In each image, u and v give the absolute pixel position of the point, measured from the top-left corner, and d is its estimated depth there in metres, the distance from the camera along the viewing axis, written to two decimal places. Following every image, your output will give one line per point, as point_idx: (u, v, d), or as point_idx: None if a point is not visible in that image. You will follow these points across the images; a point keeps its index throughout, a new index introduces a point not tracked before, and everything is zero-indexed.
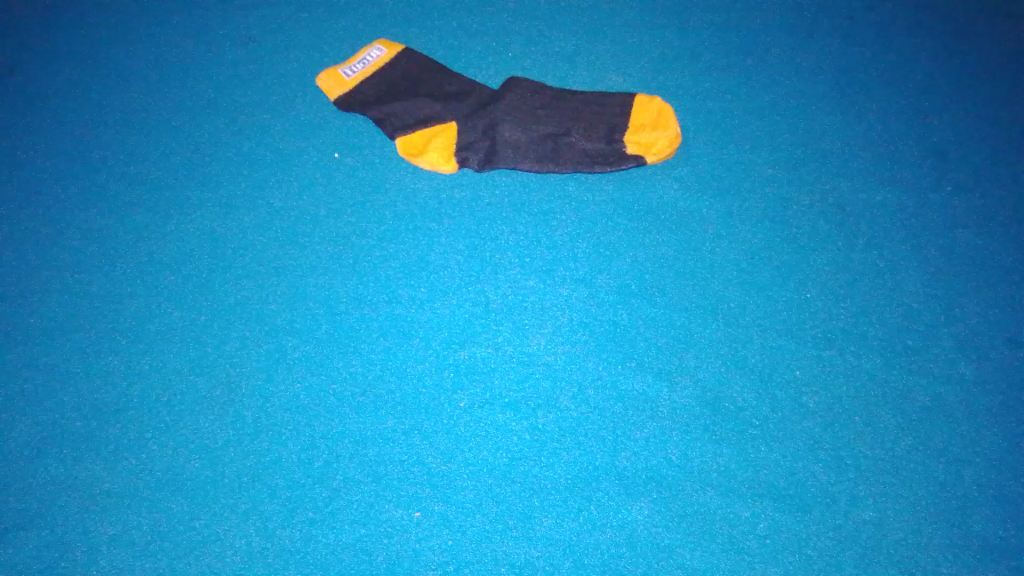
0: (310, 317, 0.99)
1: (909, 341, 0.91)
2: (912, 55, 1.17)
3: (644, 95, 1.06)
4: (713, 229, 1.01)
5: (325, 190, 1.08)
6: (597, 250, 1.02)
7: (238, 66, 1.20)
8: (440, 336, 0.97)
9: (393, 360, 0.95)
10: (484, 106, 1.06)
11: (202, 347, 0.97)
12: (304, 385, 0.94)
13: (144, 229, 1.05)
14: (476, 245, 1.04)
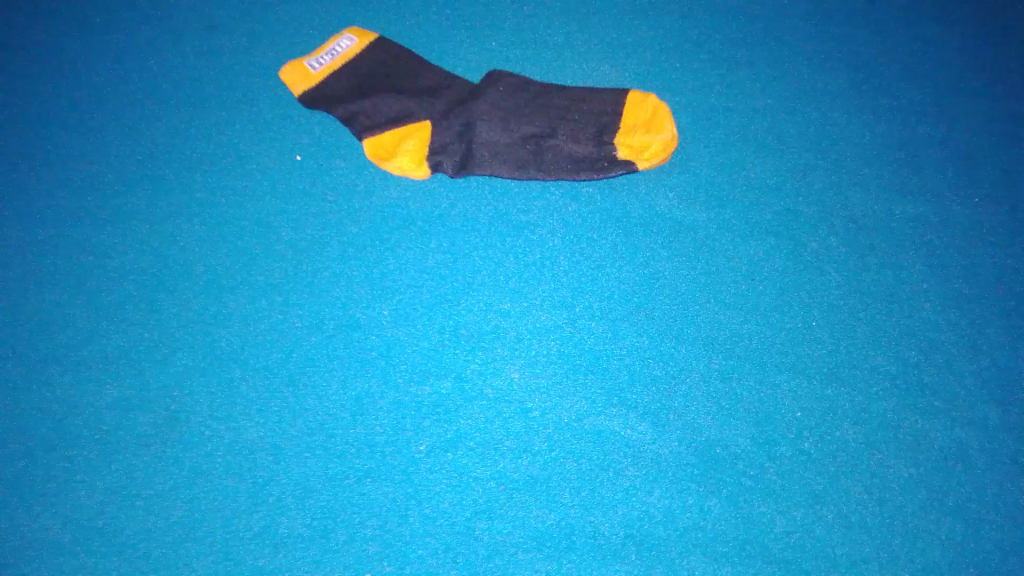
0: (224, 319, 0.82)
1: (920, 378, 0.79)
2: (952, 59, 1.03)
3: (639, 92, 0.91)
4: (714, 244, 0.86)
5: (273, 179, 0.91)
6: (576, 266, 0.84)
7: (182, 36, 1.03)
8: (387, 361, 0.79)
9: (306, 380, 0.78)
10: (462, 108, 0.92)
11: (109, 355, 0.80)
12: (204, 397, 0.78)
13: (67, 206, 0.90)
14: (446, 256, 0.85)
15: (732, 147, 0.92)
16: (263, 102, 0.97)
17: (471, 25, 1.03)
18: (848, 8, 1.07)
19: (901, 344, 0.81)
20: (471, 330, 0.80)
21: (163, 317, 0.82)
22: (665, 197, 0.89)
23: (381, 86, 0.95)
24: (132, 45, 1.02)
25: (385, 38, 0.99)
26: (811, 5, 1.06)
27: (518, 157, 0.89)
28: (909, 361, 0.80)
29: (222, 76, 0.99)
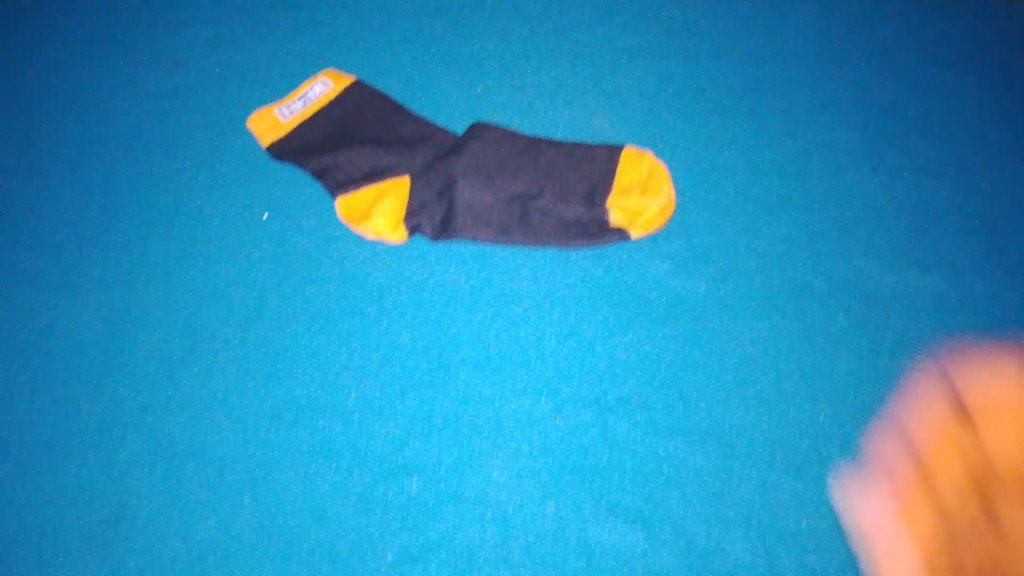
0: (177, 400, 0.75)
1: (936, 479, 0.71)
2: (972, 116, 0.95)
3: (635, 151, 0.85)
4: (712, 322, 0.79)
5: (238, 241, 0.85)
6: (563, 344, 0.78)
7: (151, 81, 0.97)
8: (355, 453, 0.72)
9: (264, 472, 0.71)
10: (442, 164, 0.85)
11: (55, 435, 0.74)
12: (152, 487, 0.71)
13: (14, 271, 0.84)
14: (422, 332, 0.79)
15: (729, 215, 0.86)
16: (230, 154, 0.91)
17: (458, 72, 0.96)
18: (858, 59, 1.00)
19: (919, 435, 0.73)
20: (448, 419, 0.74)
21: (111, 399, 0.76)
22: (659, 267, 0.82)
23: (356, 136, 0.88)
24: (96, 93, 0.96)
25: (363, 84, 0.92)
26: (816, 56, 1.00)
27: (504, 221, 0.83)
28: (923, 458, 0.72)
29: (189, 124, 0.93)
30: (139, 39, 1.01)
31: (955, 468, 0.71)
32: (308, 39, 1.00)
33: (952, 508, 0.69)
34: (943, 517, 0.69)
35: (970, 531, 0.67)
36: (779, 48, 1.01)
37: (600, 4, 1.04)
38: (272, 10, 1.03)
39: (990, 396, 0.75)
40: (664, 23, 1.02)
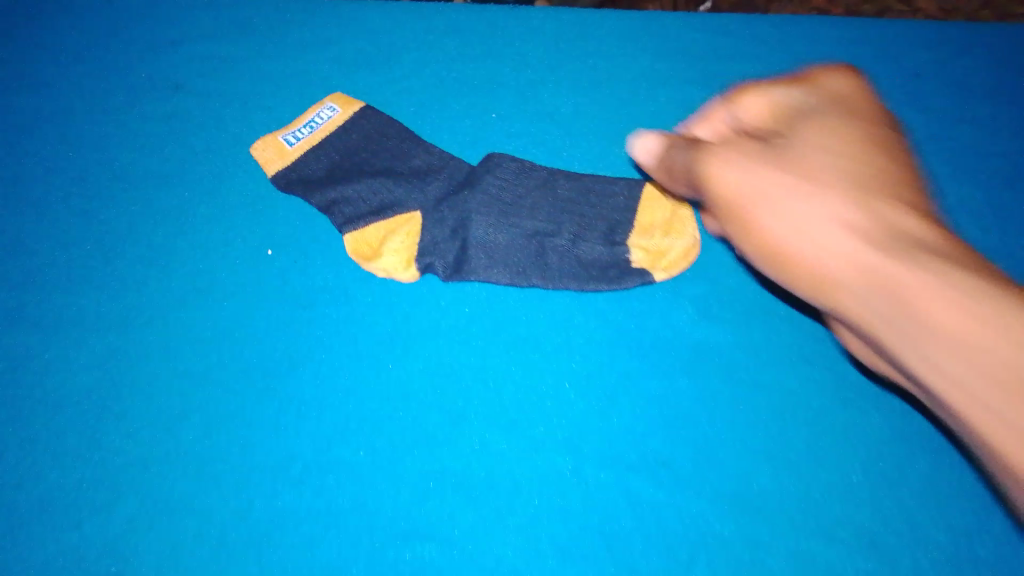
0: (169, 456, 0.70)
1: (988, 550, 0.65)
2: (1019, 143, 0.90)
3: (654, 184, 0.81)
4: (745, 373, 0.73)
5: (238, 278, 0.79)
6: (584, 399, 0.72)
7: (147, 102, 0.91)
8: (359, 519, 0.66)
9: (261, 539, 0.66)
10: (454, 200, 0.81)
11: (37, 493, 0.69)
12: (140, 554, 0.66)
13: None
14: (432, 383, 0.73)
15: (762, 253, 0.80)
16: (231, 184, 0.85)
17: (471, 103, 0.92)
18: (892, 81, 0.94)
19: (972, 502, 0.68)
20: (461, 482, 0.68)
21: (104, 455, 0.70)
22: (687, 311, 0.76)
23: (365, 169, 0.84)
24: (90, 113, 0.91)
25: (372, 110, 0.88)
26: (849, 79, 0.94)
27: (520, 261, 0.78)
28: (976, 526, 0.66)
29: (187, 149, 0.88)
30: (133, 54, 0.95)
31: (866, 174, 0.61)
32: (315, 62, 0.95)
33: (823, 246, 0.58)
34: (816, 260, 0.58)
35: (836, 241, 0.57)
36: (811, 70, 0.95)
37: (621, 26, 0.99)
38: (275, 29, 0.98)
39: (849, 131, 0.65)
40: (689, 45, 0.97)
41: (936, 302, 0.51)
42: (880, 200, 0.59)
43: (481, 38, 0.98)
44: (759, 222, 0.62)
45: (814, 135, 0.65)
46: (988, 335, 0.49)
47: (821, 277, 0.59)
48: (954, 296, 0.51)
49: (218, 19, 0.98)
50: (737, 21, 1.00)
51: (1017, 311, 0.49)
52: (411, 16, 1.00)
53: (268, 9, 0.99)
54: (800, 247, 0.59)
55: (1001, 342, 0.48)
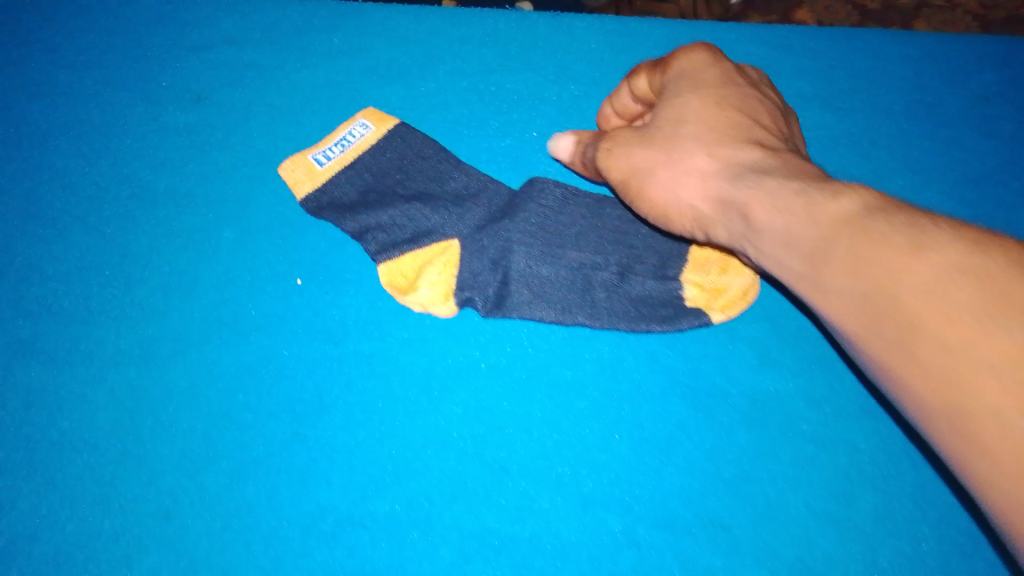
0: (194, 505, 0.65)
1: None
2: None
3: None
4: (805, 426, 0.69)
5: (265, 309, 0.75)
6: (635, 451, 0.67)
7: (169, 115, 0.86)
8: None
9: None
10: (494, 229, 0.76)
11: (53, 544, 0.64)
12: None
13: (13, 341, 0.73)
14: (473, 430, 0.68)
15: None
16: (257, 205, 0.80)
17: (511, 120, 0.86)
18: (957, 107, 0.89)
19: None
20: (505, 541, 0.64)
21: (123, 503, 0.66)
22: (744, 354, 0.71)
23: (400, 193, 0.79)
24: (109, 126, 0.86)
25: (406, 127, 0.83)
26: (912, 102, 0.89)
27: (566, 298, 0.73)
28: None
29: (212, 168, 0.83)
30: (154, 60, 0.90)
31: (716, 117, 0.64)
32: (345, 72, 0.90)
33: (696, 200, 0.61)
34: (695, 207, 0.62)
35: (704, 191, 0.61)
36: (871, 91, 0.90)
37: (669, 35, 0.93)
38: (304, 35, 0.92)
39: (704, 75, 0.68)
40: (743, 58, 0.91)
41: (788, 225, 0.54)
42: (738, 138, 0.62)
43: (521, 48, 0.92)
44: (644, 190, 0.65)
45: (671, 89, 0.68)
46: (836, 229, 0.51)
47: (704, 221, 0.62)
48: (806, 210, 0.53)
49: (245, 23, 0.93)
50: (793, 33, 0.94)
51: (857, 204, 0.52)
52: (447, 24, 0.94)
53: (295, 13, 0.94)
54: (675, 200, 0.63)
55: (837, 235, 0.51)
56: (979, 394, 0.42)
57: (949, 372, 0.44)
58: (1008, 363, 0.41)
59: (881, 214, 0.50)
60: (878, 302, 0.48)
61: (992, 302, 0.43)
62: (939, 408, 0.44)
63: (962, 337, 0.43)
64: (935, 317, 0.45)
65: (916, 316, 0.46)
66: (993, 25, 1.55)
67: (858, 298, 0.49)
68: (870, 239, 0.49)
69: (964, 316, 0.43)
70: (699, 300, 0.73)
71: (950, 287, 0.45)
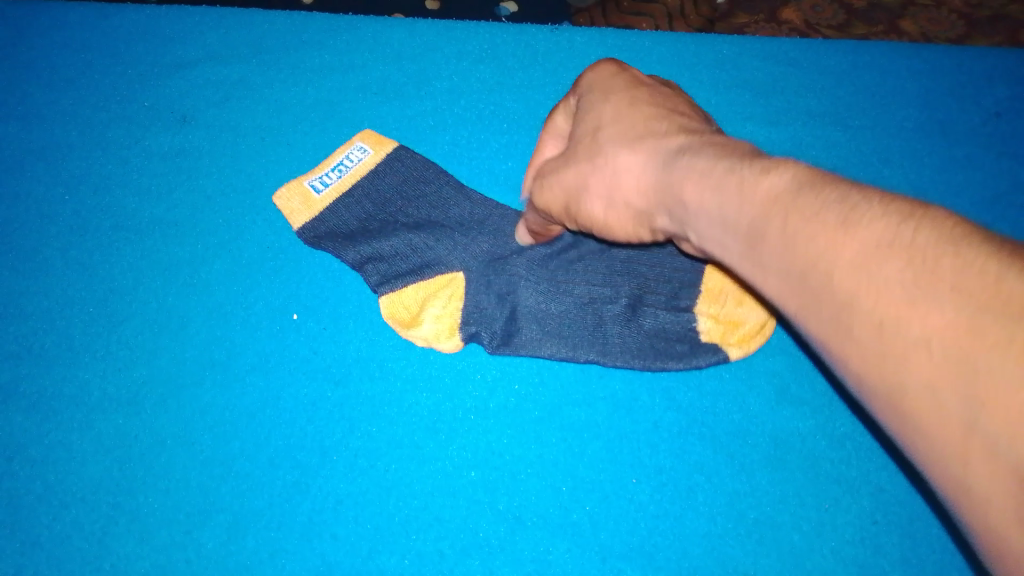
0: (192, 565, 0.62)
1: None
2: None
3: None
4: (824, 471, 0.67)
5: (260, 347, 0.71)
6: (654, 498, 0.65)
7: (154, 138, 0.82)
8: None
9: None
10: (502, 263, 0.73)
11: None
12: None
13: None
14: (485, 476, 0.65)
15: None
16: (250, 236, 0.77)
17: (514, 142, 0.83)
18: (970, 126, 0.87)
19: None
20: None
21: (116, 563, 0.62)
22: (761, 396, 0.70)
23: (402, 220, 0.75)
24: (90, 150, 0.81)
25: (406, 150, 0.79)
26: (923, 120, 0.87)
27: (575, 334, 0.69)
28: None
29: (201, 196, 0.79)
30: (136, 77, 0.85)
31: (635, 116, 0.56)
32: (338, 91, 0.86)
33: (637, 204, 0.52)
34: (634, 209, 0.52)
35: (642, 193, 0.51)
36: (881, 106, 0.87)
37: (672, 47, 0.90)
38: (293, 50, 0.88)
39: (613, 82, 0.60)
40: (750, 75, 0.88)
41: (722, 206, 0.44)
42: (663, 128, 0.54)
43: (520, 65, 0.89)
44: (580, 207, 0.55)
45: (583, 106, 0.60)
46: (769, 206, 0.41)
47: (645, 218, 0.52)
48: (740, 190, 0.43)
49: (231, 38, 0.89)
50: (800, 47, 0.91)
51: (789, 175, 0.42)
52: (442, 39, 0.90)
53: (283, 27, 0.90)
54: (612, 205, 0.53)
55: (769, 211, 0.41)
56: (913, 371, 0.35)
57: (877, 351, 0.36)
58: (941, 339, 0.34)
59: (816, 184, 0.40)
60: (812, 284, 0.39)
61: (923, 258, 0.35)
62: (874, 386, 0.37)
63: (894, 313, 0.35)
64: (868, 291, 0.36)
65: (849, 289, 0.37)
66: (980, 24, 1.52)
67: (792, 278, 0.40)
68: (799, 214, 0.39)
69: (896, 284, 0.35)
70: (713, 335, 0.70)
71: (880, 255, 0.36)
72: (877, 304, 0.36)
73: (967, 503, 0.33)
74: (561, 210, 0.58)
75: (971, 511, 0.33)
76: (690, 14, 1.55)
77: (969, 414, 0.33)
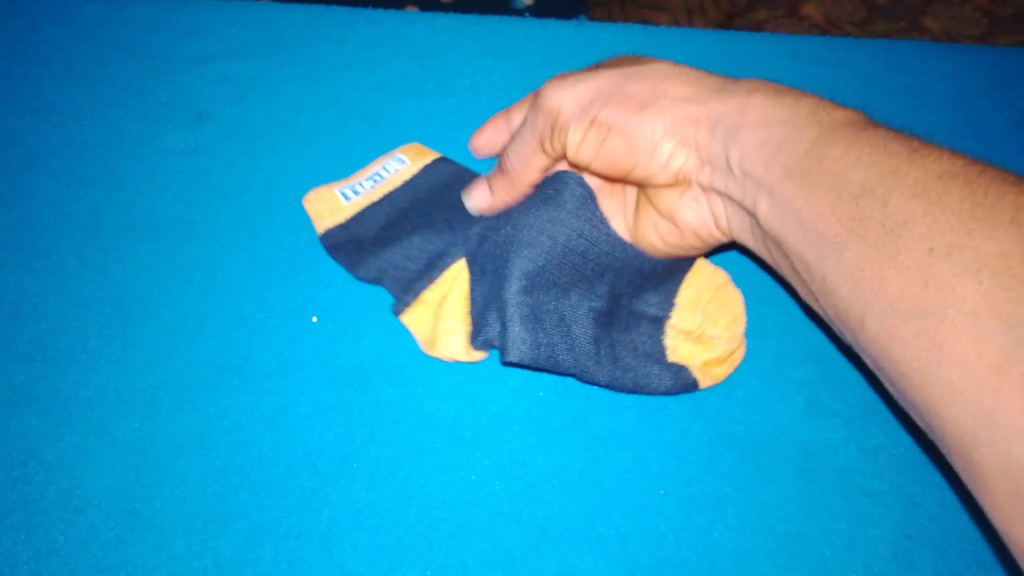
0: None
1: None
2: None
3: (707, 263, 0.70)
4: (855, 484, 0.66)
5: (278, 351, 0.69)
6: (681, 510, 0.64)
7: (170, 135, 0.81)
8: None
9: None
10: (494, 241, 0.66)
11: None
12: None
13: (5, 389, 0.68)
14: (508, 486, 0.64)
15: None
16: (268, 236, 0.75)
17: None
18: (1003, 128, 0.84)
19: None
20: None
21: (131, 571, 0.61)
22: (789, 408, 0.69)
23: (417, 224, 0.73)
24: (105, 148, 0.80)
25: (444, 162, 0.77)
26: (956, 121, 0.85)
27: (553, 334, 0.64)
28: None
29: (218, 196, 0.77)
30: (151, 74, 0.84)
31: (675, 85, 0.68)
32: (356, 88, 0.84)
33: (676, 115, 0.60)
34: (671, 120, 0.60)
35: (687, 108, 0.60)
36: (913, 107, 0.85)
37: (698, 46, 0.88)
38: (311, 46, 0.86)
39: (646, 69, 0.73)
40: (778, 74, 0.86)
41: (793, 133, 0.53)
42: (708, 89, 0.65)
43: (543, 62, 0.87)
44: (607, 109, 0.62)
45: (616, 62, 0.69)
46: (819, 138, 0.52)
47: (685, 146, 0.61)
48: (797, 124, 0.54)
49: (248, 33, 0.87)
50: (829, 46, 0.89)
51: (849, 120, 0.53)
52: (463, 37, 0.89)
53: (301, 22, 0.88)
54: (653, 125, 0.61)
55: (833, 140, 0.51)
56: (956, 297, 0.40)
57: (919, 274, 0.42)
58: (980, 257, 0.40)
59: (871, 133, 0.51)
60: (865, 205, 0.46)
61: (988, 216, 0.42)
62: (900, 316, 0.42)
63: (948, 238, 0.42)
64: (912, 215, 0.44)
65: (903, 217, 0.44)
66: (1004, 23, 1.50)
67: (841, 198, 0.47)
68: (862, 147, 0.49)
69: (954, 224, 0.42)
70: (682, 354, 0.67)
71: (945, 183, 0.44)
72: (920, 240, 0.43)
73: (989, 426, 0.37)
74: (578, 109, 0.62)
75: (988, 434, 0.37)
76: (709, 10, 1.53)
77: (1011, 340, 0.37)
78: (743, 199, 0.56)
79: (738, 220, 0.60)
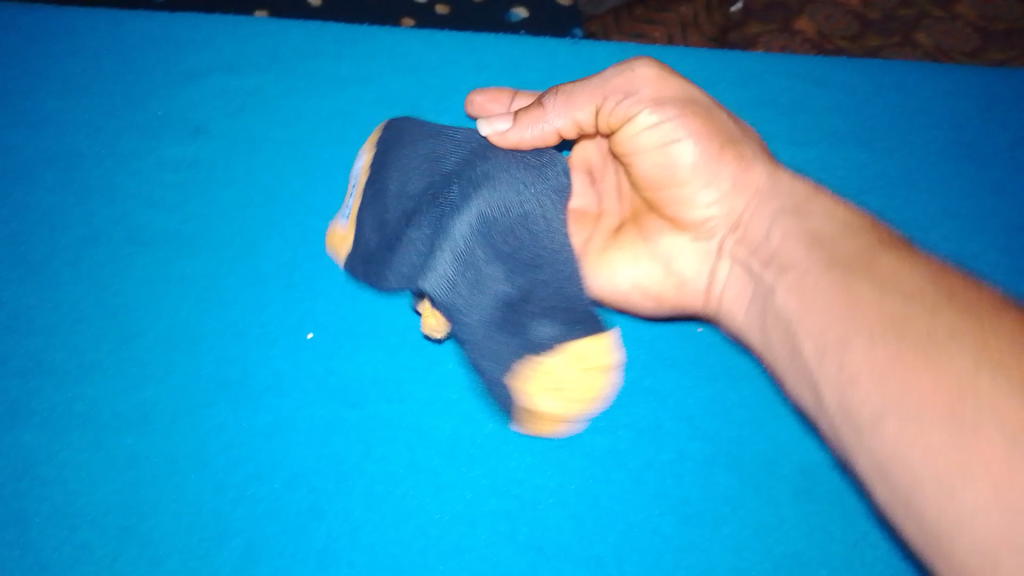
0: None
1: None
2: None
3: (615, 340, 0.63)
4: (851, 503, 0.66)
5: (275, 366, 0.69)
6: (677, 528, 0.64)
7: (167, 148, 0.81)
8: None
9: None
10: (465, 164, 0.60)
11: None
12: None
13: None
14: (505, 503, 0.64)
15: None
16: (265, 251, 0.75)
17: None
18: (996, 148, 0.85)
19: None
20: None
21: None
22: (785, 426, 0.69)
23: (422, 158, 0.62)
24: (102, 161, 0.80)
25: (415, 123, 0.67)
26: (948, 141, 0.85)
27: (461, 278, 0.58)
28: None
29: (215, 210, 0.77)
30: (149, 87, 0.84)
31: None
32: (354, 103, 0.84)
33: (739, 163, 0.58)
34: (735, 163, 0.58)
35: (750, 163, 0.59)
36: (906, 126, 0.86)
37: (693, 64, 0.88)
38: (309, 60, 0.86)
39: None
40: (773, 93, 0.87)
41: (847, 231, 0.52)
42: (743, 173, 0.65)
43: (539, 78, 0.87)
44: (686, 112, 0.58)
45: None
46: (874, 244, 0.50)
47: (727, 194, 0.58)
48: (849, 230, 0.52)
49: (246, 47, 0.87)
50: (823, 64, 0.90)
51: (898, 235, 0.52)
52: (460, 51, 0.89)
53: (299, 36, 0.88)
54: (717, 164, 0.57)
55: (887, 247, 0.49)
56: (978, 405, 0.38)
57: (947, 380, 0.40)
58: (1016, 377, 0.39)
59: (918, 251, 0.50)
60: (912, 306, 0.44)
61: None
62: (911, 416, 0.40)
63: (985, 356, 0.40)
64: (956, 325, 0.42)
65: (943, 323, 0.43)
66: (994, 38, 1.51)
67: (886, 296, 0.45)
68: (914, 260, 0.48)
69: (998, 343, 0.41)
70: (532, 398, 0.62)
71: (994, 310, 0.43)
72: (963, 348, 0.41)
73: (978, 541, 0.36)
74: (654, 98, 0.58)
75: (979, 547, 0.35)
76: (703, 24, 1.51)
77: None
78: (765, 270, 0.55)
79: (735, 280, 0.58)
